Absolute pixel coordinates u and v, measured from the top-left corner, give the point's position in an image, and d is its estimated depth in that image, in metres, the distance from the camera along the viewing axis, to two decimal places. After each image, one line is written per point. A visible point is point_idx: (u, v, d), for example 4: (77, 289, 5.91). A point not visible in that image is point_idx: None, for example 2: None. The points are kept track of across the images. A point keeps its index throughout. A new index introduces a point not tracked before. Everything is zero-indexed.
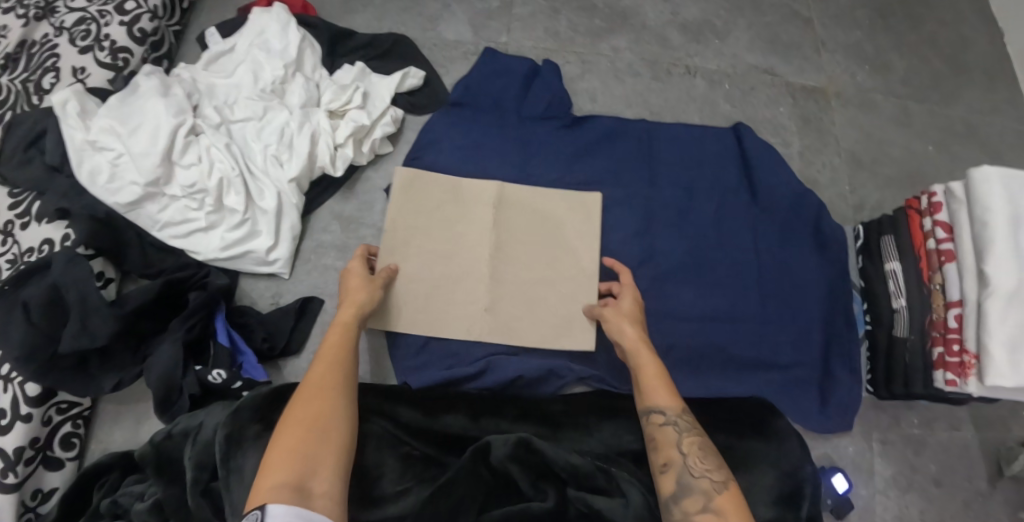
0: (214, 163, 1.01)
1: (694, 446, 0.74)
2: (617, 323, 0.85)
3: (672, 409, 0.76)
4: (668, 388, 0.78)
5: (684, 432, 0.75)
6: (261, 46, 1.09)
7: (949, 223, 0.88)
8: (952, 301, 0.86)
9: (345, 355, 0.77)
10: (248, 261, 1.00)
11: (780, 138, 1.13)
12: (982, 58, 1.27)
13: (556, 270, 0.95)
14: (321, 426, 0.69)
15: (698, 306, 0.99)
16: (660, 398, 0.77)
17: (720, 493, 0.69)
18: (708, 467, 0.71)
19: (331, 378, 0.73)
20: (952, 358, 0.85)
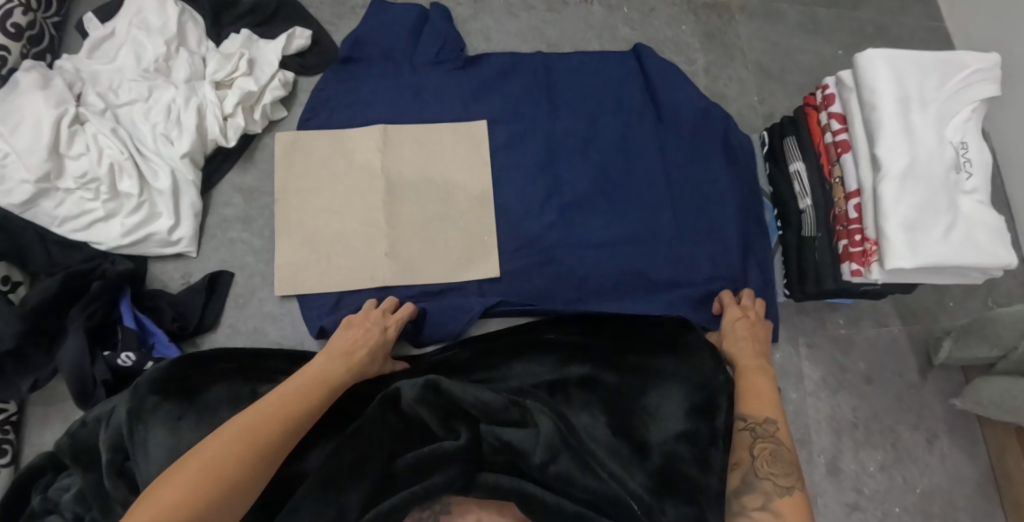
0: (104, 150, 0.98)
1: (766, 452, 0.77)
2: (736, 338, 0.90)
3: (754, 418, 0.80)
4: (763, 400, 0.82)
5: (762, 440, 0.78)
6: (140, 24, 1.05)
7: (843, 114, 0.86)
8: (851, 191, 0.84)
9: (291, 416, 0.71)
10: (152, 244, 0.99)
11: (683, 57, 1.11)
12: None
13: (454, 211, 0.98)
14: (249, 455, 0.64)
15: (609, 233, 0.98)
16: (748, 407, 0.82)
17: (781, 496, 0.72)
18: (775, 472, 0.74)
19: (263, 436, 0.67)
20: (855, 248, 0.82)
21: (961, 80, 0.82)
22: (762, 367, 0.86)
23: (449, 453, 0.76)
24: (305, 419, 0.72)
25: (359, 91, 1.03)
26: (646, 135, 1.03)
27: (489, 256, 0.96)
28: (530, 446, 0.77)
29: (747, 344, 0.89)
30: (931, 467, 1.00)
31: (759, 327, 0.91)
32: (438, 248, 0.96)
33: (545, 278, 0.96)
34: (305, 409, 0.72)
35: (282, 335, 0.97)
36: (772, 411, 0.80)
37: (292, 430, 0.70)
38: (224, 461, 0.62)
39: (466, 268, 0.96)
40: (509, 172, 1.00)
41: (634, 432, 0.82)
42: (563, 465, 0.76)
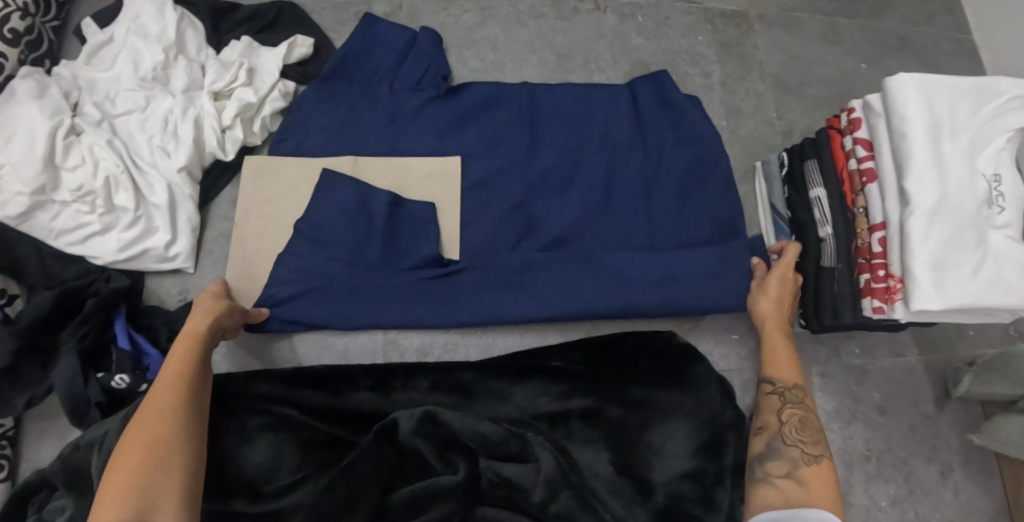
0: (100, 162, 0.96)
1: (794, 419, 0.76)
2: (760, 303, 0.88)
3: (783, 381, 0.80)
4: (788, 365, 0.81)
5: (790, 405, 0.78)
6: (137, 31, 1.03)
7: (869, 140, 0.82)
8: (876, 223, 0.80)
9: (168, 406, 0.69)
10: (149, 260, 0.96)
11: (699, 69, 1.06)
12: None
13: (419, 247, 0.92)
14: (158, 450, 0.65)
15: (579, 279, 0.92)
16: (777, 370, 0.81)
17: (808, 465, 0.72)
18: (804, 441, 0.74)
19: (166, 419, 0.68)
20: (878, 284, 0.79)
21: (996, 108, 0.78)
22: (783, 331, 0.85)
23: (447, 490, 0.72)
24: (201, 374, 0.74)
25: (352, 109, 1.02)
26: (633, 168, 0.98)
27: (453, 303, 0.91)
28: (531, 484, 0.74)
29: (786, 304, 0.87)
30: (944, 502, 0.95)
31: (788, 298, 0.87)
32: (395, 287, 0.91)
33: (502, 330, 0.93)
34: (201, 353, 0.75)
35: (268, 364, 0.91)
36: (798, 378, 0.80)
37: (195, 390, 0.72)
38: (143, 464, 0.64)
39: (423, 311, 0.90)
40: (479, 211, 0.96)
41: (637, 471, 0.77)
42: (564, 505, 0.72)
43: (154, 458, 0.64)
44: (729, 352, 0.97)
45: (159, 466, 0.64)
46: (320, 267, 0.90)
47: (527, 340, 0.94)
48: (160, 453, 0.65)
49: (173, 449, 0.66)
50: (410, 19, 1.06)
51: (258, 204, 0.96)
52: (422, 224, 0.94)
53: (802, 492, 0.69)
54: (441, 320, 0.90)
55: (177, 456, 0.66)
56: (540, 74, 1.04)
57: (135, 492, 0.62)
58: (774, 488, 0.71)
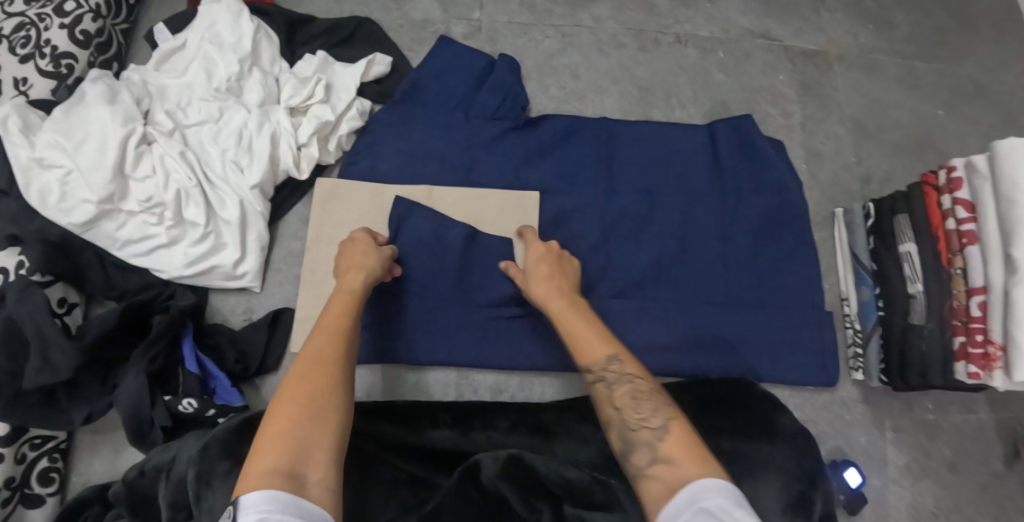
0: (171, 174, 0.93)
1: (627, 399, 0.68)
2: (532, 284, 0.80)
3: (599, 364, 0.70)
4: (593, 342, 0.72)
5: (620, 386, 0.69)
6: (212, 39, 1.01)
7: (971, 202, 0.78)
8: (975, 287, 0.77)
9: (325, 357, 0.69)
10: (215, 277, 0.94)
11: (779, 109, 1.04)
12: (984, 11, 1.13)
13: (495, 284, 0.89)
14: (316, 399, 0.65)
15: (653, 330, 0.91)
16: (587, 351, 0.72)
17: (662, 440, 0.63)
18: (645, 417, 0.66)
19: (324, 370, 0.67)
20: (975, 349, 0.77)
21: None
22: (575, 304, 0.77)
23: None
24: (353, 332, 0.74)
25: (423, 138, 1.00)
26: (710, 215, 0.95)
27: (525, 346, 0.89)
28: None
29: (552, 286, 0.78)
30: None
31: (557, 267, 0.81)
32: (465, 326, 0.89)
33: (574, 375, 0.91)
34: (354, 317, 0.75)
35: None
36: (610, 349, 0.71)
37: (349, 343, 0.72)
38: (305, 409, 0.63)
39: (494, 354, 0.89)
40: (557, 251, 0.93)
41: None
42: None
43: (312, 404, 0.64)
44: (804, 401, 0.94)
45: (316, 417, 0.63)
46: (391, 300, 0.89)
47: None
48: (319, 403, 0.64)
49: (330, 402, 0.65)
50: (489, 42, 1.04)
51: (332, 225, 0.94)
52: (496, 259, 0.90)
53: (669, 471, 0.60)
54: (512, 364, 0.89)
55: (334, 410, 0.65)
56: (622, 107, 1.02)
57: (295, 438, 0.61)
58: (648, 481, 0.61)
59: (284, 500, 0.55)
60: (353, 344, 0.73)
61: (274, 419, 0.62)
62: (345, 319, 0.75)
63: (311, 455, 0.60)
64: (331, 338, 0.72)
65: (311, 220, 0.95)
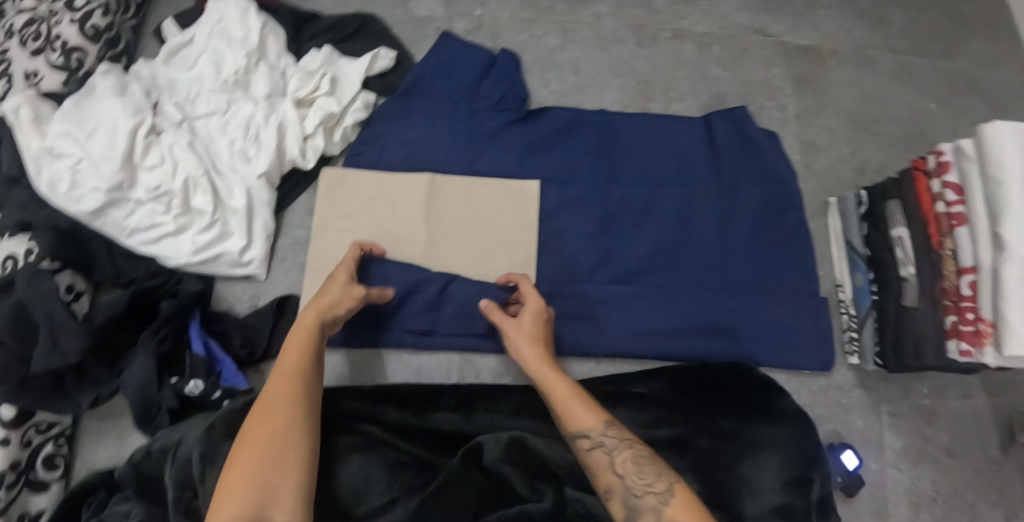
0: (179, 163, 0.95)
1: (628, 464, 0.67)
2: (514, 342, 0.80)
3: (595, 429, 0.70)
4: (586, 407, 0.72)
5: (617, 452, 0.68)
6: (221, 34, 1.04)
7: (960, 184, 0.80)
8: (965, 267, 0.78)
9: (286, 399, 0.70)
10: (222, 264, 0.95)
11: (775, 102, 1.06)
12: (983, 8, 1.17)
13: (495, 272, 0.92)
14: (275, 443, 0.66)
15: (654, 315, 0.92)
16: (580, 420, 0.71)
17: (666, 504, 0.64)
18: (648, 482, 0.66)
19: (285, 413, 0.68)
20: (966, 327, 0.78)
21: None
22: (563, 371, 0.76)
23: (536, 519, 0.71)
24: (313, 371, 0.74)
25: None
26: (708, 204, 0.97)
27: None
28: None
29: (539, 351, 0.78)
30: None
31: (544, 335, 0.81)
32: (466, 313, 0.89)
33: (575, 359, 0.92)
34: (313, 353, 0.75)
35: (339, 377, 0.90)
36: (603, 414, 0.71)
37: (310, 384, 0.73)
38: (269, 454, 0.65)
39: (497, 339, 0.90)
40: (557, 238, 0.94)
41: (726, 504, 0.76)
42: None
43: (273, 449, 0.65)
44: (802, 386, 0.95)
45: (278, 462, 0.65)
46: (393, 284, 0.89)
47: (605, 366, 0.92)
48: (280, 450, 0.66)
49: (293, 446, 0.67)
50: (492, 37, 1.07)
51: (337, 214, 0.95)
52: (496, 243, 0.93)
53: None
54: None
55: (297, 454, 0.66)
56: (621, 100, 1.04)
57: (258, 486, 0.62)
58: None
59: None
60: (315, 382, 0.74)
61: (234, 467, 0.64)
62: (306, 360, 0.74)
63: (274, 506, 0.62)
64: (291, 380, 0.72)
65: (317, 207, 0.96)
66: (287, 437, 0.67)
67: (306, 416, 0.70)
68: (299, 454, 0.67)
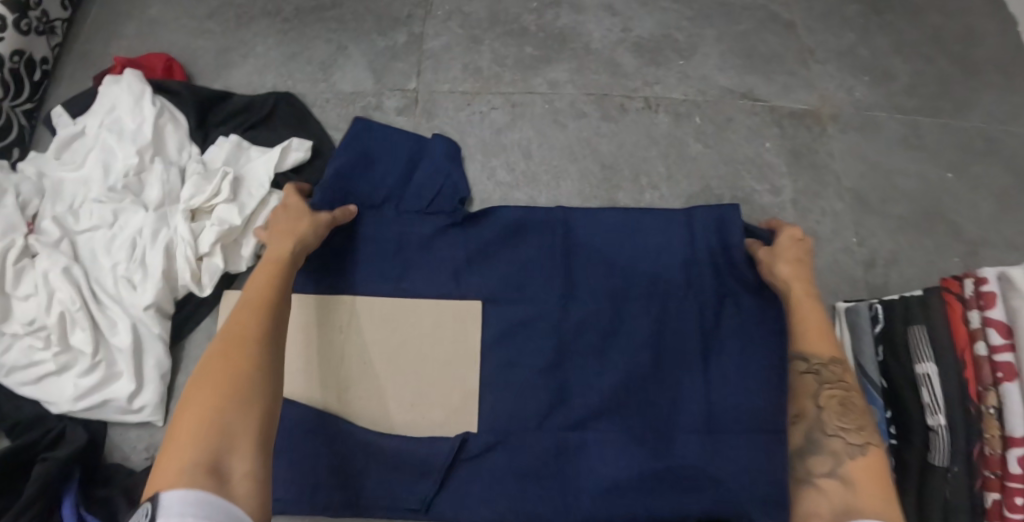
0: (55, 293, 0.80)
1: (835, 402, 0.66)
2: (779, 263, 0.75)
3: (818, 357, 0.68)
4: (824, 337, 0.69)
5: (828, 386, 0.67)
6: (112, 127, 0.89)
7: (1007, 324, 0.62)
8: (1014, 437, 0.61)
9: (249, 335, 0.62)
10: (110, 411, 0.81)
11: (766, 182, 0.89)
12: (979, 58, 0.97)
13: (427, 422, 0.76)
14: (237, 380, 0.58)
15: (624, 470, 0.74)
16: (810, 343, 0.69)
17: (852, 458, 0.61)
18: (845, 426, 0.64)
19: (247, 348, 0.61)
20: (1014, 514, 0.61)
21: None
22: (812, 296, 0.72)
23: None
24: (281, 302, 0.67)
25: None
26: (683, 318, 0.79)
27: (468, 494, 0.74)
28: None
29: (790, 270, 0.74)
30: None
31: (804, 250, 0.75)
32: (391, 477, 0.74)
33: None
34: (281, 285, 0.68)
35: None
36: (838, 351, 0.68)
37: (279, 318, 0.66)
38: (232, 389, 0.58)
39: (430, 507, 0.73)
40: (503, 375, 0.78)
41: None
42: None
43: (234, 388, 0.58)
44: None
45: (240, 399, 0.57)
46: (303, 444, 0.74)
47: None
48: (239, 387, 0.58)
49: (254, 384, 0.59)
50: (426, 116, 0.91)
51: None
52: (431, 382, 0.78)
53: (846, 492, 0.58)
54: (453, 518, 0.73)
55: (258, 392, 0.59)
56: (581, 191, 0.87)
57: (217, 426, 0.55)
58: (815, 490, 0.61)
59: (201, 498, 0.48)
60: (284, 317, 0.67)
61: (189, 407, 0.56)
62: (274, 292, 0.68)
63: (234, 448, 0.55)
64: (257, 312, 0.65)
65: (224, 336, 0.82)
66: (251, 373, 0.59)
67: (272, 347, 0.63)
68: (266, 386, 0.60)
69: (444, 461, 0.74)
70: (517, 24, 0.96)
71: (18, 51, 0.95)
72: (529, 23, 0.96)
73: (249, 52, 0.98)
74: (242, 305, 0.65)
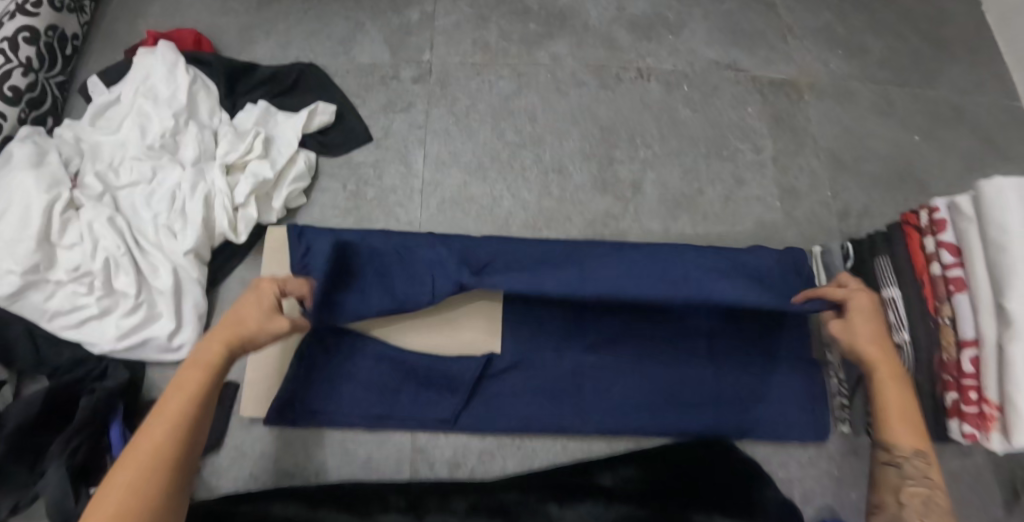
0: (99, 241, 0.87)
1: (918, 500, 0.65)
2: (859, 324, 0.69)
3: (902, 446, 0.66)
4: (906, 421, 0.67)
5: (909, 480, 0.66)
6: (147, 92, 0.95)
7: (956, 245, 0.72)
8: (965, 339, 0.70)
9: (171, 444, 0.57)
10: (150, 349, 0.86)
11: (749, 143, 0.98)
12: (962, 31, 1.09)
13: (456, 344, 0.84)
14: (147, 497, 0.54)
15: (630, 387, 0.84)
16: (892, 430, 0.67)
17: None
18: (924, 520, 0.63)
19: (165, 458, 0.57)
20: (969, 407, 0.70)
21: None
22: (902, 378, 0.67)
23: None
24: (210, 404, 0.62)
25: (369, 190, 0.94)
26: None
27: (492, 411, 0.83)
28: None
29: (877, 351, 0.68)
30: None
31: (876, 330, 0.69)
32: (423, 393, 0.83)
33: (543, 440, 0.84)
34: (215, 384, 0.62)
35: (282, 470, 0.82)
36: (921, 442, 0.66)
37: (203, 424, 0.61)
38: (142, 502, 0.54)
39: (459, 418, 0.82)
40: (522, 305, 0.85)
41: None
42: None
43: (145, 500, 0.54)
44: (790, 458, 0.86)
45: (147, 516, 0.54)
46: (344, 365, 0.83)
47: (573, 449, 0.84)
48: (148, 502, 0.54)
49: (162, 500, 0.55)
50: (440, 85, 1.00)
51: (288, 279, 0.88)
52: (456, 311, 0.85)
53: None
54: (479, 429, 0.82)
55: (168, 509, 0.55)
56: (582, 149, 0.96)
57: None
58: None
59: None
60: (205, 428, 0.61)
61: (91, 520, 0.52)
62: (205, 390, 0.61)
63: None
64: (184, 415, 0.59)
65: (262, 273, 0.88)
66: (159, 490, 0.55)
67: (184, 463, 0.58)
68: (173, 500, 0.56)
69: (471, 378, 0.83)
70: (521, 4, 1.05)
71: (52, 26, 1.02)
72: (531, 4, 1.05)
73: (272, 29, 1.06)
74: (168, 400, 0.60)
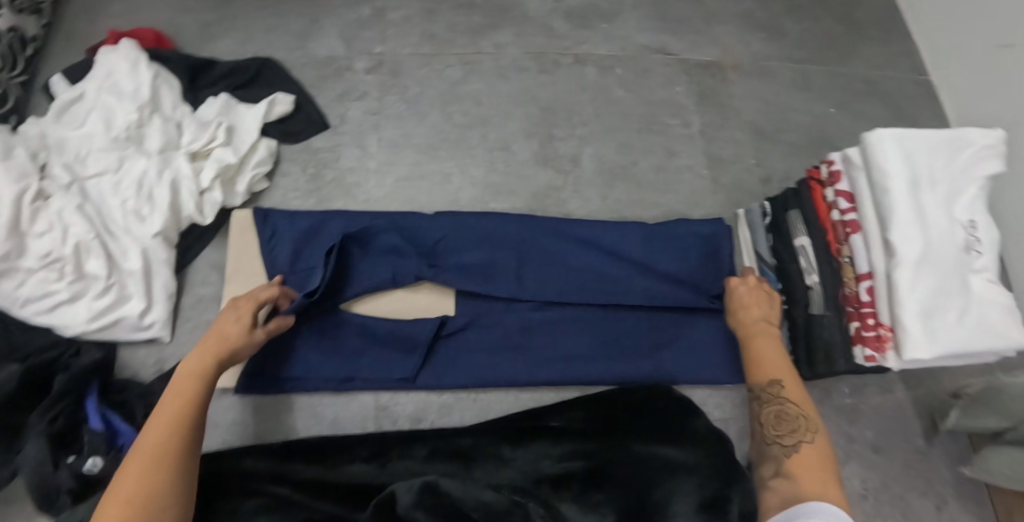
0: (68, 229, 0.90)
1: (772, 417, 0.74)
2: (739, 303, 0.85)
3: (758, 382, 0.78)
4: (765, 364, 0.78)
5: (769, 405, 0.76)
6: (110, 89, 1.00)
7: (851, 192, 0.81)
8: (862, 273, 0.79)
9: (164, 442, 0.62)
10: (122, 329, 0.91)
11: (679, 118, 1.07)
12: (872, 14, 1.21)
13: (415, 308, 0.91)
14: (150, 490, 0.59)
15: (575, 341, 0.91)
16: (754, 372, 0.79)
17: (788, 458, 0.70)
18: (780, 433, 0.73)
19: (161, 454, 0.61)
20: (868, 332, 0.79)
21: (967, 158, 0.79)
22: (768, 331, 0.81)
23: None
24: (200, 411, 0.67)
25: (328, 173, 1.00)
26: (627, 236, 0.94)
27: (448, 368, 0.89)
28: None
29: (748, 314, 0.84)
30: None
31: (753, 298, 0.85)
32: (385, 354, 0.89)
33: (498, 392, 0.91)
34: (201, 394, 0.68)
35: (253, 434, 0.87)
36: (776, 372, 0.77)
37: (198, 424, 0.66)
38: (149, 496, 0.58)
39: (419, 376, 0.89)
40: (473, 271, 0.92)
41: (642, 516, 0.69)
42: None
43: (150, 495, 0.58)
44: (724, 400, 0.94)
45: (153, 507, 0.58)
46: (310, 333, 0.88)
47: (526, 399, 0.91)
48: (155, 497, 0.59)
49: (169, 491, 0.60)
50: (393, 74, 1.07)
51: (255, 257, 0.94)
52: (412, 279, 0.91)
53: (789, 485, 0.67)
54: (438, 386, 0.89)
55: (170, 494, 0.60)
56: (525, 129, 1.04)
57: None
58: (769, 492, 0.70)
59: None
60: (200, 429, 0.66)
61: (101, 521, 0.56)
62: (191, 402, 0.67)
63: None
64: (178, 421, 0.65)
65: (229, 252, 0.94)
66: (160, 482, 0.60)
67: (185, 456, 0.63)
68: (177, 490, 0.61)
69: (427, 338, 0.88)
70: None
71: (14, 28, 1.06)
72: None
73: (230, 26, 1.11)
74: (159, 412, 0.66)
